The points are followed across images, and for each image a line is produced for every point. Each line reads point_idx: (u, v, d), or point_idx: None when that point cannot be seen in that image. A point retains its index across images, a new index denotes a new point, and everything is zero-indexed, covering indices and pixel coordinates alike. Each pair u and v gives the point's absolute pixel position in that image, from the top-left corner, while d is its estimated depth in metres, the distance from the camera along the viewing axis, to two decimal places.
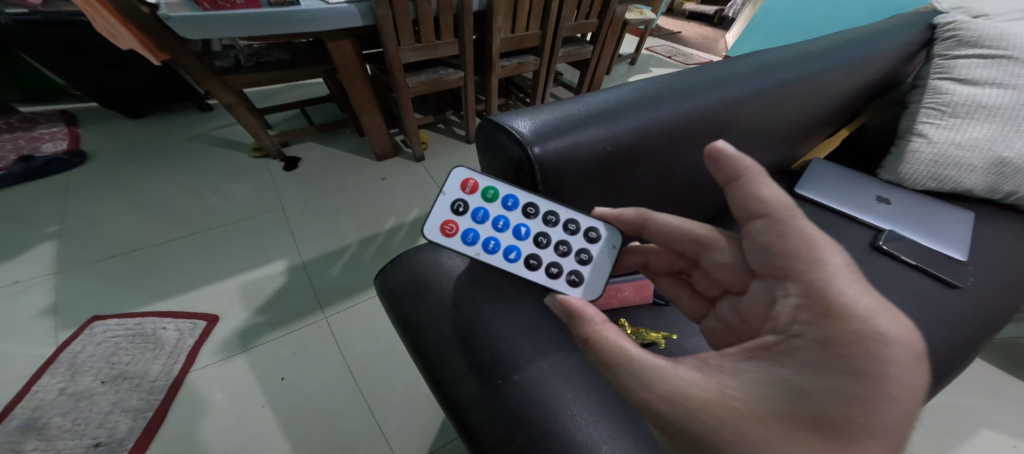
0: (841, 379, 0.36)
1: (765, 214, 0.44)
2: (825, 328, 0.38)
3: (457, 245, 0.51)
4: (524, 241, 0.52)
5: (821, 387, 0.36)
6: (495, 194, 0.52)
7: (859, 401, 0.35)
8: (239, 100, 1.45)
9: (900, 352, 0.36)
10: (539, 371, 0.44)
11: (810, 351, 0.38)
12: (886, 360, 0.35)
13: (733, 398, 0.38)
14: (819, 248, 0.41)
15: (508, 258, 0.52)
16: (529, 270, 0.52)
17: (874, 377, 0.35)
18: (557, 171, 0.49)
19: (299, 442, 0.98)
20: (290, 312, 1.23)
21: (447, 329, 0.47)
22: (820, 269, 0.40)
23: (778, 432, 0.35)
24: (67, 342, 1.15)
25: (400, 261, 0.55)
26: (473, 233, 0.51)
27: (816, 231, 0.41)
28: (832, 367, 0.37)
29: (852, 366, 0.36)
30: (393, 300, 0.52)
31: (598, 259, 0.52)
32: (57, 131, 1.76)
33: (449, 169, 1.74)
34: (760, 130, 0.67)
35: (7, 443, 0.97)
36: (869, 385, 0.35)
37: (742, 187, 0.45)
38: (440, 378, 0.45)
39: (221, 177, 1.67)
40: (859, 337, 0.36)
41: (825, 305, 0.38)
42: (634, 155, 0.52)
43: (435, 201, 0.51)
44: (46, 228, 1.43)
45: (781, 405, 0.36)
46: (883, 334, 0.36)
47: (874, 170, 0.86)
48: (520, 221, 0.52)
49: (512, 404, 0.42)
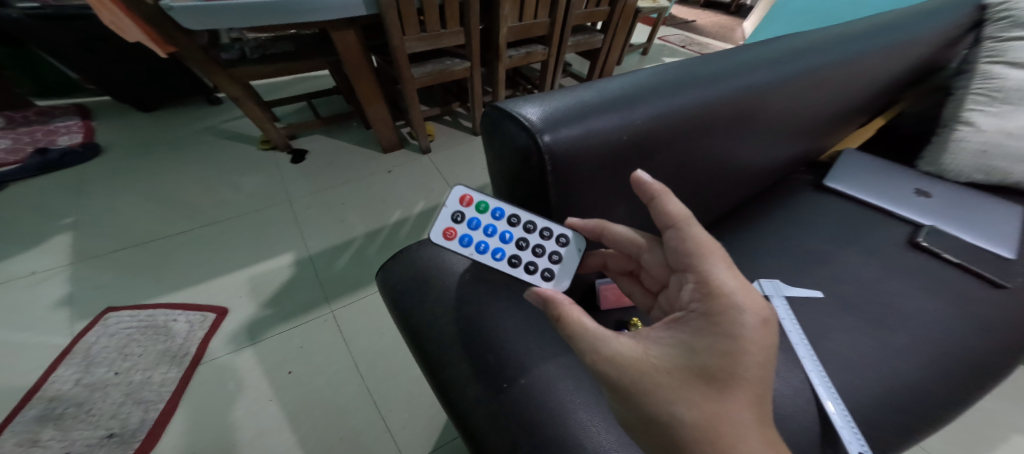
0: (714, 338, 0.36)
1: (672, 225, 0.41)
2: (707, 300, 0.38)
3: (455, 247, 0.50)
4: (507, 243, 0.50)
5: (703, 345, 0.36)
6: (487, 207, 0.51)
7: (727, 356, 0.35)
8: (245, 93, 1.44)
9: (755, 321, 0.36)
10: (547, 374, 0.41)
11: (697, 319, 0.38)
12: (740, 325, 0.36)
13: (651, 355, 0.38)
14: (707, 249, 0.39)
15: (490, 258, 0.50)
16: (509, 266, 0.50)
17: (734, 337, 0.35)
18: (570, 163, 0.43)
19: (304, 435, 0.97)
20: (297, 305, 1.22)
21: (451, 328, 0.45)
22: (702, 257, 0.39)
23: (672, 383, 0.36)
24: (82, 332, 1.17)
25: (401, 255, 0.52)
26: (466, 238, 0.50)
27: (705, 234, 0.40)
28: (711, 331, 0.37)
29: (725, 328, 0.36)
30: (395, 297, 0.49)
31: (565, 259, 0.49)
32: (72, 124, 1.78)
33: (456, 162, 1.72)
34: (785, 120, 0.62)
35: (26, 433, 0.98)
36: (732, 345, 0.35)
37: (653, 207, 0.42)
38: (444, 380, 0.43)
39: (230, 170, 1.67)
40: (724, 308, 0.36)
41: (705, 281, 0.38)
42: (651, 145, 0.49)
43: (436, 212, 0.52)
44: (61, 220, 1.44)
45: (669, 361, 0.37)
46: (736, 304, 0.36)
47: (912, 162, 0.81)
48: (503, 227, 0.50)
49: (518, 408, 0.39)
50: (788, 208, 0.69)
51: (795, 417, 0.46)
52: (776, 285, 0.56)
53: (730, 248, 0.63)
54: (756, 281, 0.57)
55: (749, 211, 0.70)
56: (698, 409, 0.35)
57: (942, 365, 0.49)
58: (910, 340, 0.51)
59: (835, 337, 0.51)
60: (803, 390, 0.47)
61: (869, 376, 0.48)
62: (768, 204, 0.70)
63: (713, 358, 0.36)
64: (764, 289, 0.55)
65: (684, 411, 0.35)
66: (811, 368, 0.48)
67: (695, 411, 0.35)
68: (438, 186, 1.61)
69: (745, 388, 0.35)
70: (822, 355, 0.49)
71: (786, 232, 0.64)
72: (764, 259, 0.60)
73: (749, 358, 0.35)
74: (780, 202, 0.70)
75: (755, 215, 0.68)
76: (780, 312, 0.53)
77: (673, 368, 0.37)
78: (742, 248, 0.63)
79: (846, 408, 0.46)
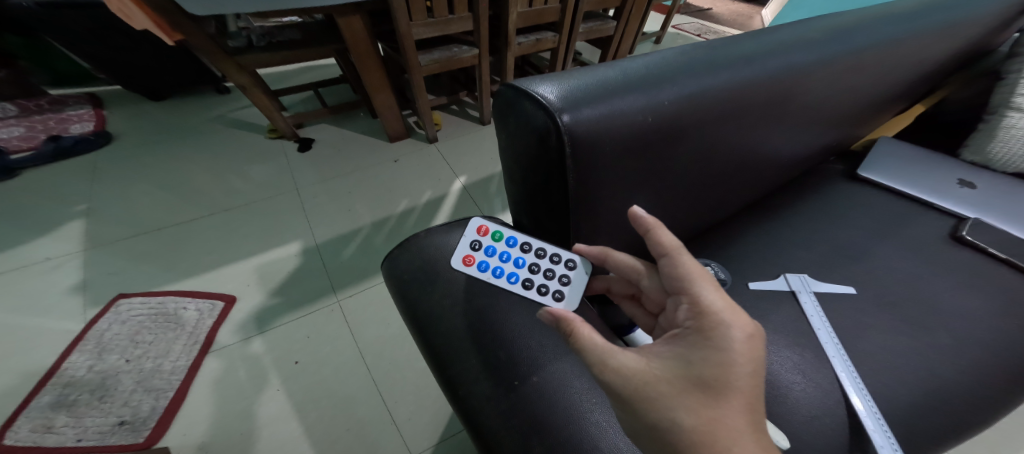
0: (702, 352, 0.34)
1: (665, 253, 0.39)
2: (696, 317, 0.36)
3: (471, 274, 0.46)
4: (521, 268, 0.47)
5: (696, 357, 0.34)
6: (501, 235, 0.49)
7: (721, 366, 0.33)
8: (252, 81, 1.42)
9: (743, 336, 0.34)
10: (561, 371, 0.39)
11: (688, 336, 0.36)
12: (729, 340, 0.34)
13: (652, 367, 0.35)
14: (694, 276, 0.37)
15: (504, 282, 0.46)
16: (523, 290, 0.46)
17: (722, 348, 0.34)
18: (591, 146, 0.40)
19: (311, 426, 0.97)
20: (305, 294, 1.22)
21: (460, 322, 0.42)
22: (690, 279, 0.37)
23: (666, 389, 0.34)
24: (94, 319, 1.18)
25: (407, 244, 0.49)
26: (482, 264, 0.47)
27: (694, 262, 0.38)
28: (703, 342, 0.35)
29: (716, 338, 0.34)
30: (401, 289, 0.46)
31: (575, 281, 0.46)
32: (84, 113, 1.78)
33: (463, 152, 1.68)
34: (816, 106, 0.58)
35: (41, 419, 1.00)
36: (724, 356, 0.33)
37: (649, 239, 0.40)
38: (451, 377, 0.40)
39: (239, 159, 1.67)
40: (713, 324, 0.35)
41: (693, 296, 0.36)
42: (677, 128, 0.45)
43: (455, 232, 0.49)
44: (74, 207, 1.45)
45: (658, 370, 0.35)
46: (723, 322, 0.34)
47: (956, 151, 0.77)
48: (516, 254, 0.48)
49: (529, 408, 0.37)
50: (816, 199, 0.65)
51: (822, 422, 0.43)
52: (805, 280, 0.53)
53: (755, 241, 0.60)
54: (783, 275, 0.54)
55: (775, 203, 0.66)
56: (694, 414, 0.32)
57: (985, 368, 0.46)
58: (950, 341, 0.47)
59: (868, 336, 0.48)
60: (834, 391, 0.44)
61: (904, 379, 0.45)
62: (794, 195, 0.67)
63: (703, 367, 0.34)
64: (790, 284, 0.53)
65: (678, 417, 0.33)
66: (841, 367, 0.46)
67: (688, 416, 0.33)
68: (446, 177, 1.58)
69: (738, 396, 0.33)
70: (854, 356, 0.47)
71: (813, 226, 0.61)
72: (790, 254, 0.57)
73: (739, 370, 0.33)
74: (808, 193, 0.66)
75: (781, 207, 0.65)
76: (807, 307, 0.50)
77: (664, 376, 0.35)
78: (768, 241, 0.59)
79: (877, 409, 0.43)
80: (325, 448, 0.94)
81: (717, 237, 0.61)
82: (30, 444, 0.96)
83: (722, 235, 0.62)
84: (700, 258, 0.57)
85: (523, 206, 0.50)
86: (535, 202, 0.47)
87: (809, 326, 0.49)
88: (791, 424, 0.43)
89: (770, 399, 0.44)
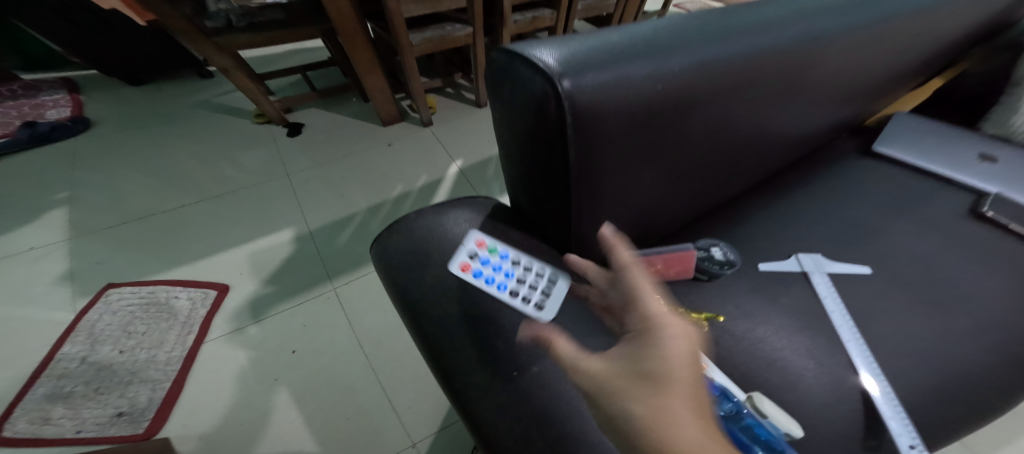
0: (641, 349, 0.29)
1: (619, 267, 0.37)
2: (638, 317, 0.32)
3: (466, 279, 0.41)
4: (510, 279, 0.42)
5: (637, 353, 0.29)
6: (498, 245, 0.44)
7: (658, 359, 0.28)
8: (235, 64, 1.36)
9: (678, 331, 0.30)
10: (563, 361, 0.36)
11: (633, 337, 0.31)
12: (660, 333, 0.29)
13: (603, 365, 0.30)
14: (636, 280, 0.34)
15: (493, 290, 0.40)
16: (510, 299, 0.40)
17: (653, 340, 0.29)
18: (594, 116, 0.37)
19: (311, 414, 0.96)
20: (300, 282, 1.19)
21: (454, 309, 0.39)
22: (632, 281, 0.34)
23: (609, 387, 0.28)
24: (84, 309, 1.15)
25: (397, 226, 0.46)
26: (476, 271, 0.41)
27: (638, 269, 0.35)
28: (642, 338, 0.30)
29: (651, 332, 0.30)
30: (390, 274, 0.43)
31: (558, 293, 0.41)
32: (59, 98, 1.71)
33: (459, 135, 1.63)
34: (829, 80, 0.55)
35: (37, 411, 0.98)
36: (659, 349, 0.28)
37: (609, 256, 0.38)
38: (446, 369, 0.37)
39: (226, 145, 1.61)
40: (648, 323, 0.31)
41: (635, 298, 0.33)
42: (687, 98, 0.42)
43: (450, 216, 0.46)
44: (56, 195, 1.41)
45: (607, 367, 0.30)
46: (658, 321, 0.30)
47: (976, 125, 0.75)
48: (509, 264, 0.43)
49: (530, 401, 0.34)
50: (827, 179, 0.62)
51: (838, 407, 0.41)
52: (818, 260, 0.51)
53: (763, 222, 0.57)
54: (794, 255, 0.52)
55: (784, 182, 0.63)
56: (642, 406, 0.26)
57: (1008, 350, 0.44)
58: (971, 322, 0.45)
59: (884, 318, 0.46)
60: (851, 375, 0.43)
61: (922, 362, 0.43)
62: (805, 174, 0.64)
63: (642, 360, 0.28)
64: (802, 265, 0.51)
65: (626, 410, 0.27)
66: (856, 351, 0.44)
67: (637, 404, 0.26)
68: (441, 160, 1.54)
69: (679, 387, 0.26)
70: (870, 339, 0.45)
71: (824, 206, 0.58)
72: (802, 235, 0.55)
73: (675, 363, 0.28)
74: (818, 173, 0.64)
75: (791, 186, 0.62)
76: (820, 289, 0.49)
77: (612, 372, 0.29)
78: (778, 221, 0.57)
79: (894, 394, 0.41)
80: (325, 437, 0.93)
81: (725, 219, 0.59)
82: (28, 437, 0.94)
83: (729, 216, 0.59)
84: (708, 238, 0.54)
85: (522, 183, 0.47)
86: (533, 178, 0.44)
87: (822, 309, 0.47)
88: (807, 411, 0.41)
89: (783, 385, 0.43)
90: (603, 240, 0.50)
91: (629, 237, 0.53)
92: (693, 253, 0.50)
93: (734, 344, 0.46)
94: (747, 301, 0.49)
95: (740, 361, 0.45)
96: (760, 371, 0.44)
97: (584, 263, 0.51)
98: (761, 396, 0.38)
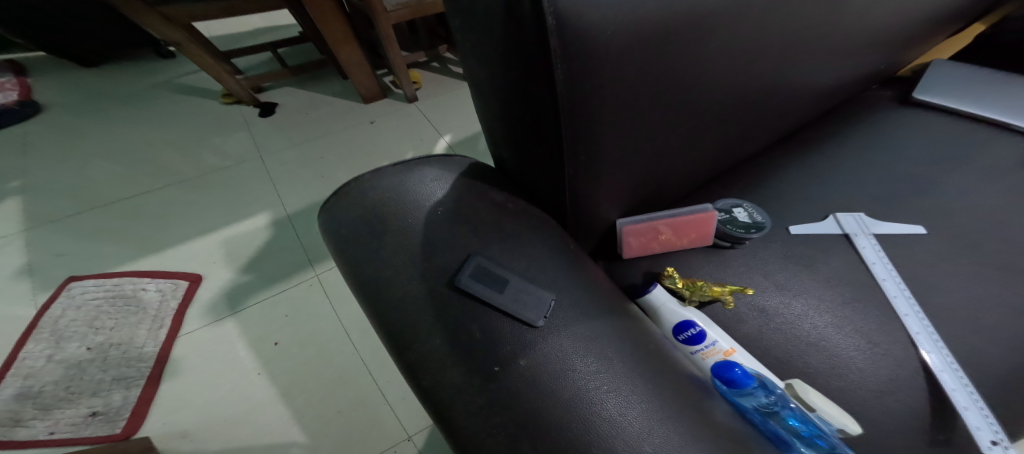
0: (671, 370, 0.30)
1: (612, 289, 0.36)
2: (647, 337, 0.32)
3: (460, 284, 0.30)
4: (506, 288, 0.30)
5: (671, 377, 0.30)
6: (481, 222, 0.34)
7: (687, 383, 0.30)
8: (188, 37, 1.25)
9: (681, 359, 0.33)
10: (558, 350, 0.28)
11: (657, 357, 0.31)
12: (672, 358, 0.32)
13: (653, 386, 0.28)
14: (627, 306, 0.35)
15: (486, 299, 0.30)
16: (502, 310, 0.30)
17: (672, 365, 0.31)
18: (586, 25, 0.28)
19: (299, 409, 0.89)
20: (278, 270, 1.11)
21: (417, 287, 0.31)
22: (627, 309, 0.35)
23: (672, 406, 0.27)
24: (47, 304, 1.06)
25: (350, 187, 0.37)
26: (472, 273, 0.31)
27: (623, 298, 0.36)
28: (663, 360, 0.31)
29: (664, 357, 0.32)
30: (342, 249, 0.35)
31: (553, 308, 0.30)
32: (5, 82, 1.62)
33: (446, 108, 1.51)
34: (864, 16, 0.47)
35: (5, 412, 0.91)
36: (684, 375, 0.31)
37: (599, 279, 0.36)
38: (411, 360, 0.29)
39: (194, 127, 1.50)
40: (659, 348, 0.32)
41: (634, 322, 0.34)
42: (704, 11, 0.33)
43: (413, 177, 0.37)
44: (9, 184, 1.33)
45: (657, 388, 0.28)
46: (665, 348, 0.33)
47: None
48: (509, 268, 0.32)
49: (517, 400, 0.26)
50: (860, 132, 0.54)
51: (895, 387, 0.35)
52: (861, 220, 0.44)
53: (791, 183, 0.50)
54: (831, 216, 0.45)
55: (809, 139, 0.56)
56: (716, 430, 0.27)
57: None
58: None
59: (947, 286, 0.39)
60: (909, 355, 0.36)
61: (992, 331, 0.37)
62: (835, 129, 0.56)
63: (678, 383, 0.30)
64: (843, 226, 0.44)
65: (699, 428, 0.27)
66: (913, 324, 0.37)
67: (708, 426, 0.27)
68: (427, 135, 1.43)
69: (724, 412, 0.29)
70: (931, 311, 0.38)
71: (861, 162, 0.51)
72: (838, 196, 0.47)
73: (699, 386, 0.31)
74: (850, 127, 0.56)
75: (817, 143, 0.54)
76: (867, 253, 0.42)
77: (667, 393, 0.28)
78: (807, 181, 0.50)
79: (952, 358, 0.35)
80: (315, 433, 0.86)
81: (746, 181, 0.51)
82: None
83: (750, 178, 0.52)
84: (729, 199, 0.48)
85: (503, 131, 0.38)
86: (516, 121, 0.36)
87: (871, 276, 0.40)
88: (859, 398, 0.35)
89: (828, 368, 0.36)
90: (605, 203, 0.42)
91: (639, 199, 0.45)
92: (715, 215, 0.43)
93: (764, 322, 0.39)
94: (780, 270, 0.42)
95: (773, 341, 0.38)
96: (799, 353, 0.37)
97: (583, 231, 0.43)
98: (804, 385, 0.33)
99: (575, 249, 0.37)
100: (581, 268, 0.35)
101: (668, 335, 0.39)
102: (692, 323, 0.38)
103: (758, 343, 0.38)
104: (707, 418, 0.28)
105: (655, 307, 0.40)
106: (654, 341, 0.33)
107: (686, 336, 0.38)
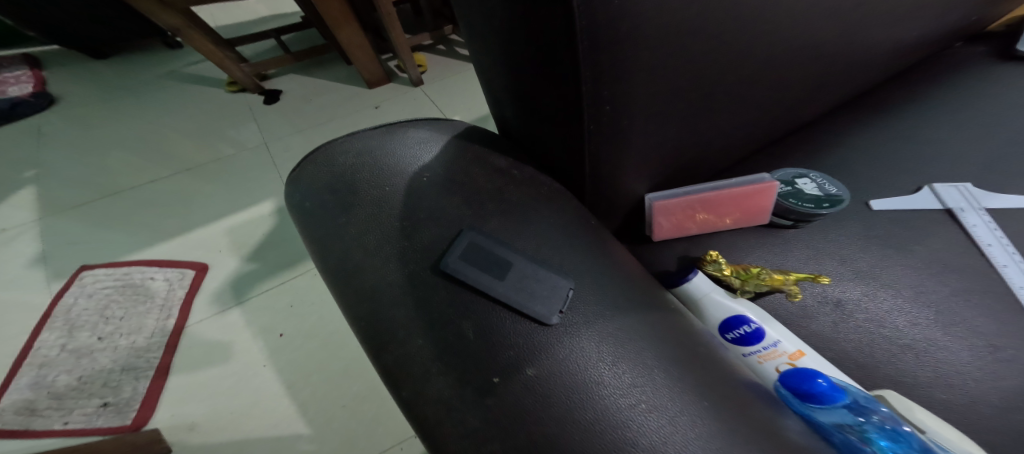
0: (726, 377, 0.23)
1: (645, 276, 0.29)
2: (692, 334, 0.25)
3: (448, 271, 0.24)
4: (509, 275, 0.24)
5: (729, 386, 0.23)
6: (483, 193, 0.27)
7: (748, 394, 0.23)
8: (187, 22, 1.21)
9: (736, 363, 0.26)
10: (578, 355, 0.21)
11: (708, 360, 0.24)
12: (724, 361, 0.25)
13: (707, 401, 0.21)
14: (663, 297, 0.28)
15: (483, 288, 0.23)
16: (503, 304, 0.23)
17: (726, 370, 0.24)
18: None
19: (304, 401, 0.85)
20: (282, 259, 1.07)
21: (394, 273, 0.24)
22: (664, 299, 0.28)
23: (734, 427, 0.20)
24: (60, 293, 1.05)
25: (319, 154, 0.31)
26: (466, 255, 0.24)
27: (657, 287, 0.28)
28: (714, 364, 0.24)
29: (715, 359, 0.24)
30: (310, 227, 0.29)
31: (570, 300, 0.23)
32: (20, 74, 1.63)
33: (456, 90, 1.44)
34: None
35: (21, 402, 0.90)
36: (743, 384, 0.24)
37: (628, 265, 0.28)
38: (390, 367, 0.23)
39: (203, 115, 1.47)
40: (709, 348, 0.25)
41: (674, 315, 0.26)
42: None
43: (395, 141, 0.30)
44: (25, 174, 1.33)
45: (712, 401, 0.21)
46: (716, 348, 0.26)
47: None
48: (511, 249, 0.25)
49: (524, 425, 0.20)
50: (944, 95, 0.45)
51: (1007, 401, 0.28)
52: (968, 193, 0.37)
53: (860, 155, 0.42)
54: (926, 188, 0.38)
55: (878, 104, 0.47)
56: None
57: None
58: None
59: None
60: None
61: None
62: (908, 93, 0.47)
63: (736, 393, 0.22)
64: (945, 201, 0.36)
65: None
66: None
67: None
68: None
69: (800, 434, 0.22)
70: None
71: (947, 130, 0.42)
72: (923, 170, 0.39)
73: (763, 398, 0.24)
74: (929, 89, 0.47)
75: (889, 108, 0.46)
76: (981, 234, 0.34)
77: (726, 408, 0.21)
78: (881, 152, 0.41)
79: None
80: (320, 428, 0.82)
81: (803, 153, 0.43)
82: (14, 428, 0.86)
83: (807, 149, 0.44)
84: (789, 169, 0.40)
85: (505, 84, 0.31)
86: (519, 66, 0.28)
87: (988, 262, 0.33)
88: (975, 414, 0.28)
89: (928, 376, 0.29)
90: (633, 173, 0.34)
91: (674, 172, 0.38)
92: (775, 186, 0.35)
93: (839, 318, 0.32)
94: (856, 257, 0.34)
95: (852, 343, 0.31)
96: (888, 357, 0.30)
97: (606, 207, 0.36)
98: (901, 399, 0.27)
99: (599, 226, 0.30)
100: (605, 249, 0.28)
101: (715, 333, 0.32)
102: (745, 319, 0.31)
103: (833, 342, 0.31)
104: (782, 442, 0.21)
105: (697, 299, 0.33)
106: (702, 341, 0.25)
107: (735, 335, 0.31)
